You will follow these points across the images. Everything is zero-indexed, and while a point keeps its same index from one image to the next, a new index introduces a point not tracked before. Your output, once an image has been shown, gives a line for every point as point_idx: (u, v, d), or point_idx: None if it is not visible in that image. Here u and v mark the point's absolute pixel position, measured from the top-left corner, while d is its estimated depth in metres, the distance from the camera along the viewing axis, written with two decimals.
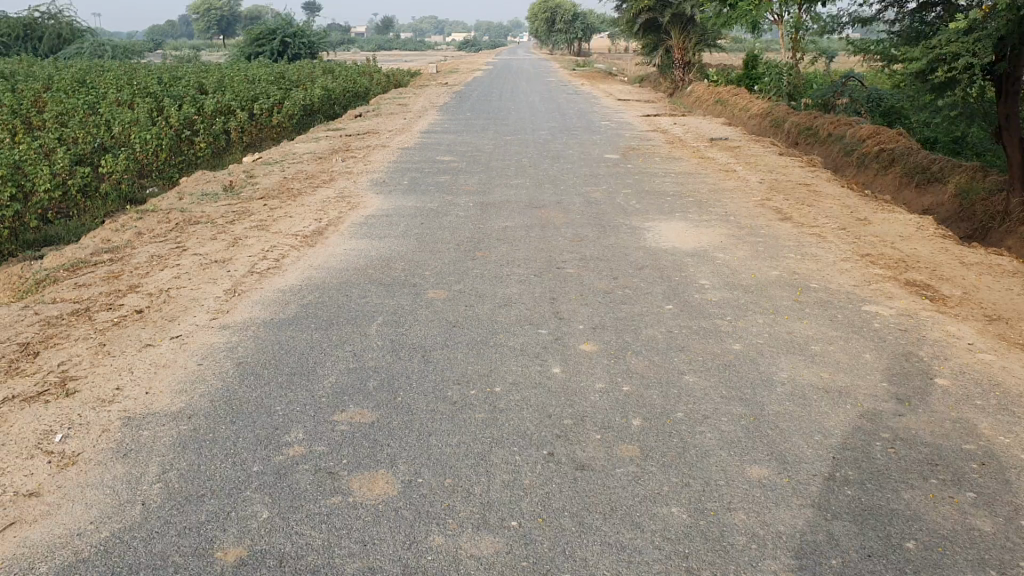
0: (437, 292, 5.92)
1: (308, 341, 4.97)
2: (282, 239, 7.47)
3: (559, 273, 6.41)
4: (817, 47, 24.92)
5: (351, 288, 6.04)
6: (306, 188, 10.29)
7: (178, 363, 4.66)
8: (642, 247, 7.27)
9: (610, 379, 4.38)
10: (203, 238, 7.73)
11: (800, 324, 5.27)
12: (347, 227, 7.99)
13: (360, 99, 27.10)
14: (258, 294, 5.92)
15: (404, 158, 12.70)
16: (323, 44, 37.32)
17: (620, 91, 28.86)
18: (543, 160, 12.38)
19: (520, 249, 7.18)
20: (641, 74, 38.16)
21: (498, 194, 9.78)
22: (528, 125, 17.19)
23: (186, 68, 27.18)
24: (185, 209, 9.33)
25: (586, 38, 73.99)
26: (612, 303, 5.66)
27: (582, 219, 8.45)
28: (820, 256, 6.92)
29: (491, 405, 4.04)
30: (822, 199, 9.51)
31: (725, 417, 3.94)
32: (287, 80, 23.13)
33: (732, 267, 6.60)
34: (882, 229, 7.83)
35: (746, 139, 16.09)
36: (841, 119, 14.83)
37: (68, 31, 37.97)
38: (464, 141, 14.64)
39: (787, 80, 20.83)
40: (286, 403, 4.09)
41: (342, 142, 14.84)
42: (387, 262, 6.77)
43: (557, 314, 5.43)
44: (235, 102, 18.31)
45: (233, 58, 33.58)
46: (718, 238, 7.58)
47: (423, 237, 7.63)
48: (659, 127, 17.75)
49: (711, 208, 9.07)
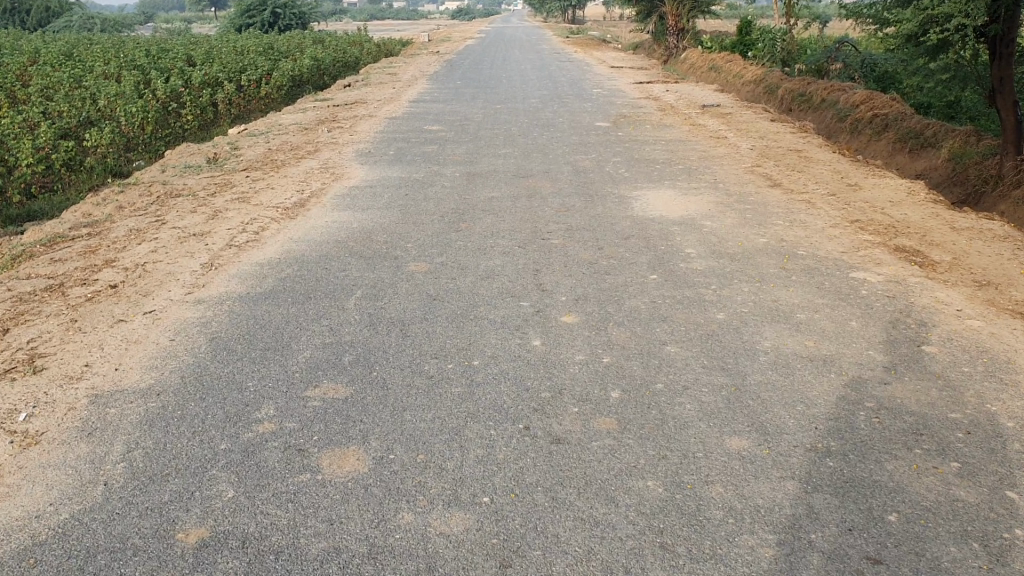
0: (419, 264, 5.82)
1: (284, 315, 4.87)
2: (263, 212, 7.35)
3: (543, 244, 6.30)
4: (810, 12, 24.66)
5: (331, 261, 5.94)
6: (291, 160, 10.14)
7: (150, 339, 4.56)
8: (628, 216, 7.16)
9: (590, 351, 4.29)
10: (183, 212, 7.61)
11: (785, 291, 5.17)
12: (330, 199, 7.87)
13: (351, 69, 26.85)
14: (236, 267, 5.82)
15: (391, 128, 12.54)
16: (314, 14, 36.98)
17: (614, 59, 28.63)
18: (532, 129, 12.22)
19: (504, 220, 7.06)
20: (635, 42, 37.83)
21: (485, 164, 9.64)
22: (518, 94, 17.01)
23: (175, 40, 26.91)
24: (167, 182, 9.20)
25: (579, 6, 73.35)
26: (596, 274, 5.56)
27: (569, 188, 8.33)
28: (809, 223, 6.81)
29: (467, 379, 3.95)
30: (813, 164, 9.40)
31: (706, 387, 3.85)
32: (276, 51, 22.89)
33: (719, 235, 6.50)
34: (873, 196, 7.73)
35: (739, 105, 15.93)
36: (835, 85, 14.68)
37: (56, 5, 37.60)
38: (454, 111, 14.47)
39: (780, 46, 20.62)
40: (258, 379, 4.00)
41: (330, 112, 14.67)
42: (369, 234, 6.66)
43: (539, 286, 5.34)
44: (222, 74, 18.10)
45: (223, 29, 33.24)
46: (706, 206, 7.48)
47: (407, 208, 7.52)
48: (651, 95, 17.57)
49: (701, 175, 8.96)
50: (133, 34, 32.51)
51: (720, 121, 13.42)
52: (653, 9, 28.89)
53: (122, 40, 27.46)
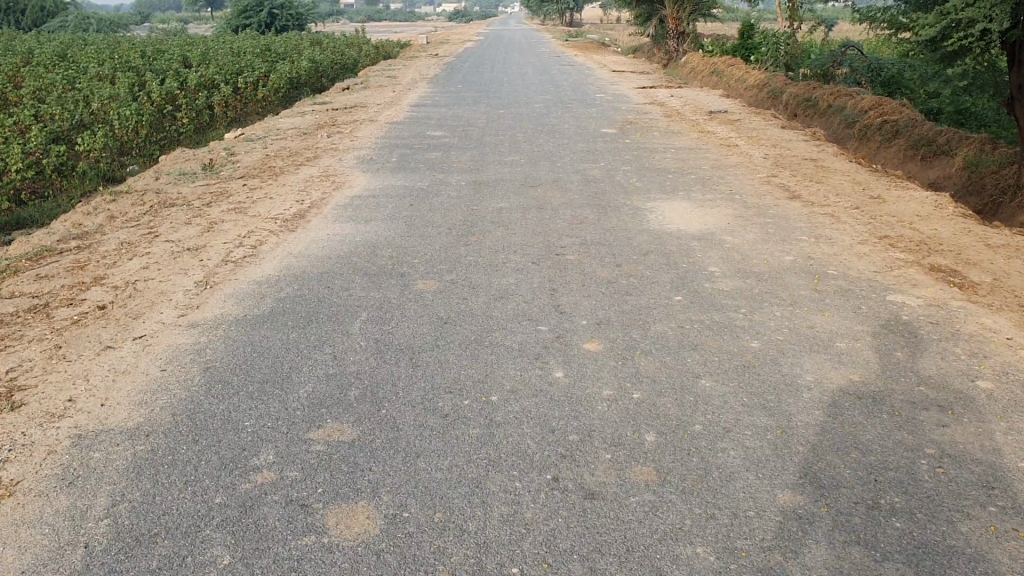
0: (427, 283, 5.47)
1: (283, 341, 4.52)
2: (260, 224, 7.00)
3: (557, 260, 5.96)
4: (814, 16, 24.34)
5: (333, 279, 5.59)
6: (290, 167, 9.79)
7: (139, 369, 4.21)
8: (645, 231, 6.82)
9: (618, 385, 3.94)
10: (176, 223, 7.26)
11: (821, 318, 4.83)
12: (331, 210, 7.52)
13: (348, 71, 26.50)
14: (232, 286, 5.47)
15: (392, 133, 12.19)
16: (312, 16, 36.65)
17: (614, 62, 28.31)
18: (538, 135, 11.89)
19: (515, 233, 6.72)
20: (635, 44, 37.56)
21: (491, 171, 9.30)
22: (521, 98, 16.69)
23: (170, 41, 26.54)
24: (160, 190, 8.85)
25: (578, 8, 73.13)
26: (616, 294, 5.22)
27: (580, 198, 8.00)
28: (836, 239, 6.48)
29: (487, 419, 3.60)
30: (832, 175, 9.07)
31: (749, 430, 3.52)
32: (273, 53, 22.54)
33: (742, 252, 6.16)
34: (898, 209, 7.39)
35: (745, 111, 15.61)
36: (842, 90, 14.33)
37: (51, 5, 37.20)
38: (456, 115, 14.13)
39: (784, 50, 20.28)
40: (256, 418, 3.65)
41: (329, 117, 14.32)
42: (373, 249, 6.32)
43: (557, 308, 4.99)
44: (218, 76, 17.75)
45: (220, 30, 32.89)
46: (725, 220, 7.14)
47: (412, 220, 7.18)
48: (656, 99, 17.25)
49: (716, 186, 8.63)
50: (130, 34, 32.17)
51: (729, 127, 13.09)
52: (653, 11, 28.54)
53: (117, 41, 27.10)
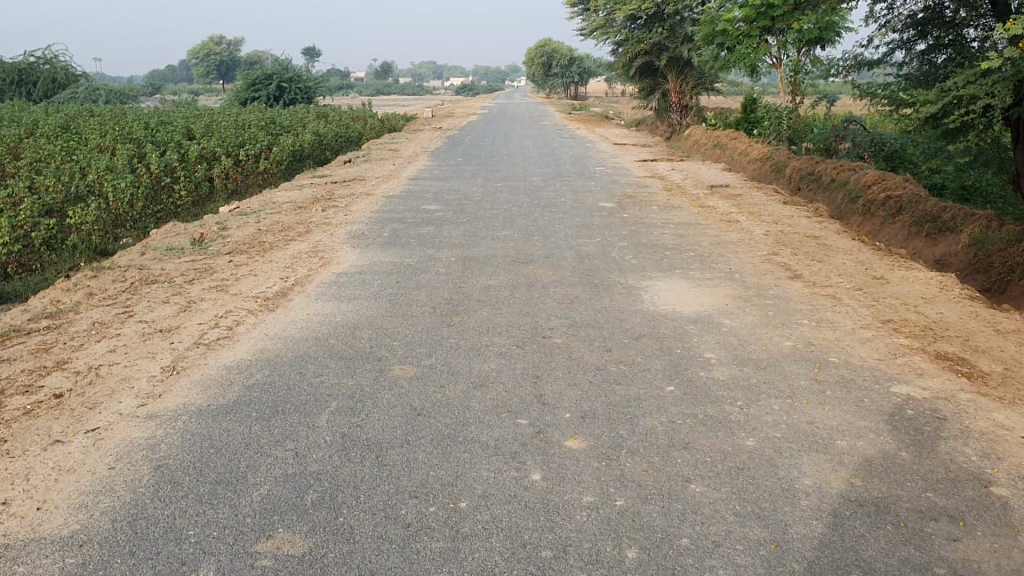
0: (404, 368, 5.19)
1: (244, 435, 4.23)
2: (239, 303, 6.76)
3: (544, 344, 5.68)
4: (816, 91, 24.41)
5: (307, 363, 5.31)
6: (280, 242, 9.59)
7: (85, 467, 3.92)
8: (638, 311, 6.56)
9: (599, 490, 3.63)
10: (154, 301, 7.02)
11: (821, 412, 4.53)
12: (314, 288, 7.28)
13: (352, 143, 26.60)
14: (200, 371, 5.20)
15: (388, 207, 12.03)
16: (320, 89, 37.04)
17: (617, 135, 28.39)
18: (535, 210, 11.71)
19: (503, 314, 6.46)
20: (639, 117, 37.76)
21: (484, 247, 9.08)
22: (520, 171, 16.60)
23: (177, 113, 26.72)
24: (144, 265, 8.64)
25: (584, 81, 74.00)
26: (603, 383, 4.92)
27: (573, 276, 7.75)
28: (837, 323, 6.20)
29: (452, 530, 3.29)
30: (833, 253, 8.83)
31: (741, 545, 3.19)
32: (277, 126, 22.61)
33: (739, 336, 5.89)
34: (902, 290, 7.12)
35: (747, 185, 15.45)
36: (844, 164, 14.19)
37: (62, 76, 37.69)
38: (454, 189, 13.99)
39: (786, 124, 20.25)
40: (202, 526, 3.35)
41: (325, 190, 14.21)
42: (352, 330, 6.05)
43: (539, 398, 4.69)
44: (219, 148, 17.72)
45: (228, 102, 33.18)
46: (722, 301, 6.87)
47: (396, 299, 6.92)
48: (657, 173, 17.13)
49: (713, 264, 8.38)
50: (138, 105, 32.48)
51: (730, 202, 12.92)
52: (656, 85, 28.71)
53: (124, 113, 27.29)
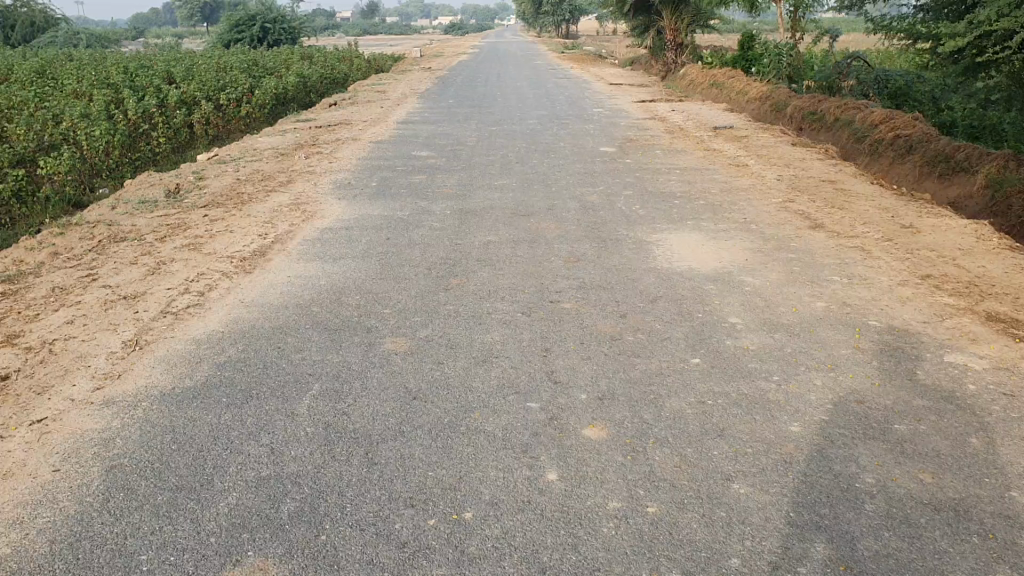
0: (396, 341, 4.62)
1: (213, 429, 3.68)
2: (213, 264, 6.16)
3: (551, 309, 5.11)
4: (816, 28, 23.57)
5: (286, 336, 4.74)
6: (260, 193, 8.94)
7: (26, 470, 3.37)
8: (652, 269, 5.98)
9: (628, 493, 3.09)
10: (121, 262, 6.41)
11: (869, 388, 3.99)
12: (296, 246, 6.68)
13: (339, 87, 25.70)
14: (166, 347, 4.62)
15: (375, 154, 11.36)
16: (305, 30, 35.86)
17: (612, 74, 27.52)
18: (531, 155, 11.07)
19: (503, 274, 5.88)
20: (631, 56, 36.76)
21: (479, 198, 8.46)
22: (514, 113, 15.89)
23: (157, 56, 25.73)
24: (114, 221, 7.99)
25: (574, 20, 72.41)
26: (621, 356, 4.37)
27: (577, 230, 7.16)
28: (871, 280, 5.64)
29: (456, 551, 2.76)
30: (854, 200, 8.24)
31: (802, 567, 2.67)
32: (260, 68, 21.75)
33: (765, 296, 5.33)
34: (936, 242, 6.55)
35: (751, 126, 14.78)
36: (849, 102, 13.51)
37: (41, 20, 36.42)
38: (446, 133, 13.30)
39: (787, 61, 19.48)
40: (158, 549, 2.82)
41: (310, 136, 13.50)
42: (338, 295, 5.47)
43: (551, 376, 4.13)
44: (199, 93, 16.93)
45: (211, 45, 32.09)
46: (742, 256, 6.31)
47: (386, 258, 6.34)
48: (657, 115, 16.43)
49: (728, 213, 7.79)
50: (118, 48, 31.42)
51: (736, 145, 12.28)
52: (651, 23, 27.77)
53: (102, 57, 26.29)
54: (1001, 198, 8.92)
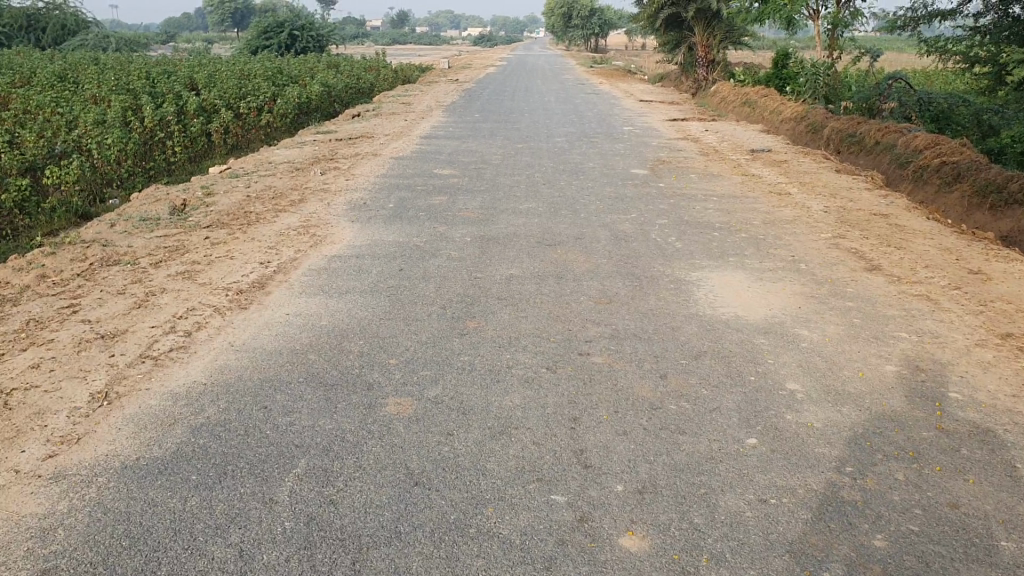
0: (401, 403, 4.01)
1: (175, 517, 3.08)
2: (207, 298, 5.57)
3: (579, 364, 4.48)
4: (855, 47, 22.77)
5: (276, 393, 4.13)
6: (269, 213, 8.37)
7: None
8: (694, 316, 5.34)
9: None
10: (107, 290, 5.83)
11: (961, 487, 3.33)
12: (299, 277, 6.09)
13: (364, 96, 25.20)
14: (138, 402, 4.02)
15: (394, 171, 10.77)
16: (334, 38, 35.45)
17: (643, 90, 26.85)
18: (558, 176, 10.46)
19: (526, 317, 5.24)
20: (661, 71, 36.11)
21: (502, 223, 7.86)
22: (542, 130, 15.29)
23: (182, 62, 25.32)
24: (110, 240, 7.43)
25: (604, 34, 71.83)
26: (662, 432, 3.73)
27: (609, 264, 6.53)
28: (943, 338, 4.97)
29: None
30: (912, 238, 7.56)
31: None
32: (284, 76, 21.28)
33: (824, 356, 4.68)
34: (1011, 293, 5.85)
35: (790, 149, 14.08)
36: (891, 126, 12.58)
37: (71, 22, 36.27)
38: (470, 150, 12.71)
39: (824, 80, 18.74)
40: None
41: (328, 149, 12.95)
42: (340, 339, 4.86)
43: (580, 456, 3.50)
44: (220, 100, 16.44)
45: (238, 51, 31.71)
46: (794, 302, 5.65)
47: (398, 294, 5.73)
48: (690, 134, 15.78)
49: (773, 249, 7.13)
50: (145, 52, 31.14)
51: (776, 170, 11.60)
52: (682, 39, 27.08)
53: (126, 61, 25.94)
54: None
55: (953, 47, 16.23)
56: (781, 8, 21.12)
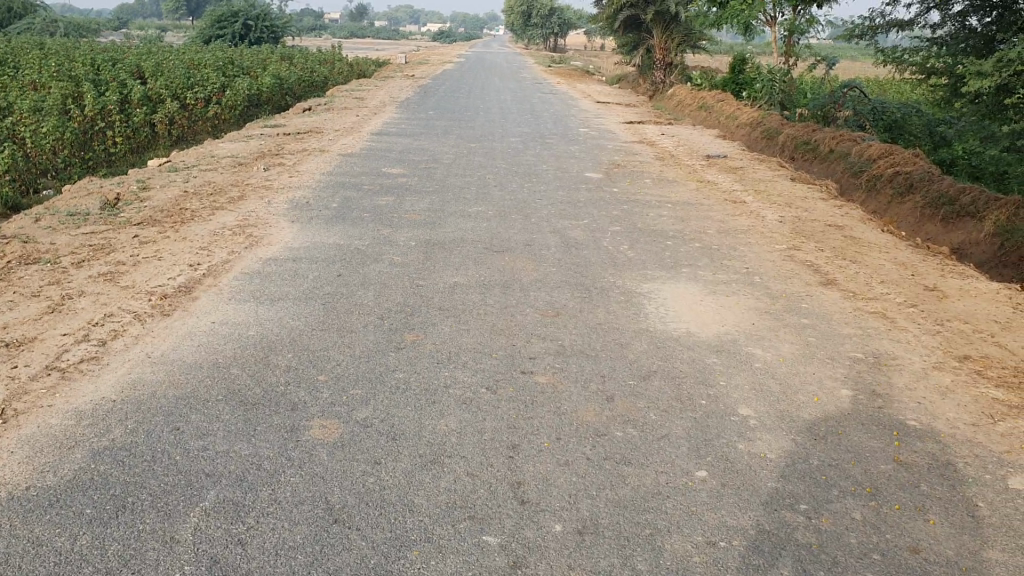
0: (326, 427, 3.71)
1: (58, 561, 2.74)
2: (127, 303, 5.22)
3: (520, 384, 4.21)
4: (811, 55, 22.78)
5: (191, 412, 3.80)
6: (205, 210, 8.00)
7: None
8: (644, 332, 5.10)
9: None
10: (21, 291, 5.43)
11: (922, 528, 3.11)
12: (231, 281, 5.76)
13: (317, 90, 24.70)
14: (37, 421, 3.67)
15: (341, 169, 10.42)
16: (289, 29, 34.78)
17: (601, 92, 26.70)
18: (510, 178, 10.20)
19: (468, 330, 4.97)
20: (619, 73, 36.02)
21: (450, 226, 7.57)
22: (497, 129, 15.02)
23: (130, 49, 24.59)
24: (31, 234, 6.99)
25: (563, 34, 71.69)
26: (606, 463, 3.47)
27: (558, 273, 6.27)
28: (900, 360, 4.79)
29: None
30: (866, 251, 7.41)
31: None
32: (236, 67, 20.75)
33: (779, 378, 4.46)
34: (967, 313, 5.70)
35: (745, 156, 13.96)
36: (845, 134, 12.50)
37: (18, 6, 35.14)
38: (422, 148, 12.39)
39: (780, 87, 18.64)
40: None
41: (275, 144, 12.55)
42: (266, 352, 4.54)
43: (516, 493, 3.23)
44: (166, 90, 15.90)
45: (190, 40, 30.96)
46: (747, 318, 5.44)
47: (334, 301, 5.42)
48: (647, 137, 15.60)
49: (727, 260, 6.93)
50: (94, 38, 30.26)
51: (731, 177, 11.45)
52: (641, 41, 26.96)
53: (72, 46, 25.12)
54: (1012, 248, 7.76)
55: (910, 57, 16.29)
56: (738, 14, 21.02)
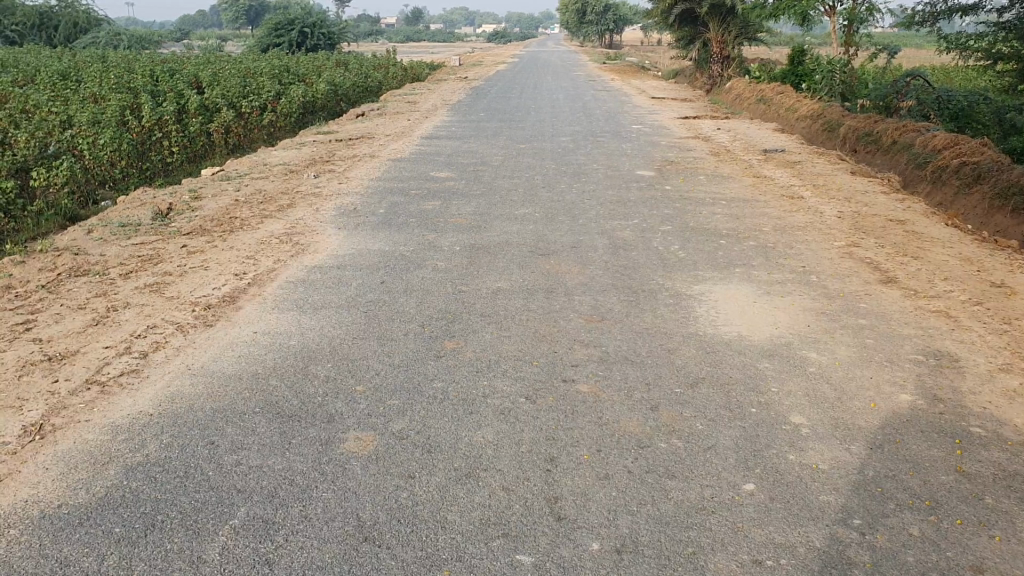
0: (362, 440, 3.63)
1: None
2: (168, 314, 5.22)
3: (563, 394, 4.08)
4: (872, 44, 22.21)
5: (226, 427, 3.74)
6: (254, 218, 8.02)
7: None
8: (693, 336, 4.94)
9: None
10: (68, 304, 5.46)
11: (985, 545, 2.92)
12: (274, 290, 5.73)
13: (372, 95, 24.85)
14: (73, 438, 3.65)
15: (390, 173, 10.40)
16: (346, 35, 35.07)
17: (657, 87, 26.37)
18: (559, 179, 10.08)
19: (511, 337, 4.86)
20: (675, 67, 35.59)
21: (497, 230, 7.50)
22: (548, 129, 14.90)
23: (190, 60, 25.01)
24: (83, 246, 7.06)
25: (619, 31, 71.20)
26: (649, 477, 3.33)
27: (605, 276, 6.14)
28: (964, 362, 4.55)
29: None
30: (929, 246, 7.12)
31: None
32: (291, 74, 20.96)
33: (835, 385, 4.26)
34: None
35: (802, 149, 13.63)
36: (909, 123, 12.09)
37: (83, 20, 35.93)
38: (471, 150, 12.33)
39: (840, 77, 18.15)
40: None
41: (326, 150, 12.59)
42: (306, 361, 4.49)
43: (554, 509, 3.10)
44: (222, 98, 16.10)
45: (249, 49, 31.39)
46: (801, 320, 5.24)
47: (376, 309, 5.34)
48: (701, 133, 15.32)
49: (782, 258, 6.72)
50: (156, 52, 30.85)
51: (787, 171, 11.17)
52: (696, 35, 26.56)
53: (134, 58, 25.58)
54: None
55: (974, 43, 15.80)
56: (795, 5, 20.56)
